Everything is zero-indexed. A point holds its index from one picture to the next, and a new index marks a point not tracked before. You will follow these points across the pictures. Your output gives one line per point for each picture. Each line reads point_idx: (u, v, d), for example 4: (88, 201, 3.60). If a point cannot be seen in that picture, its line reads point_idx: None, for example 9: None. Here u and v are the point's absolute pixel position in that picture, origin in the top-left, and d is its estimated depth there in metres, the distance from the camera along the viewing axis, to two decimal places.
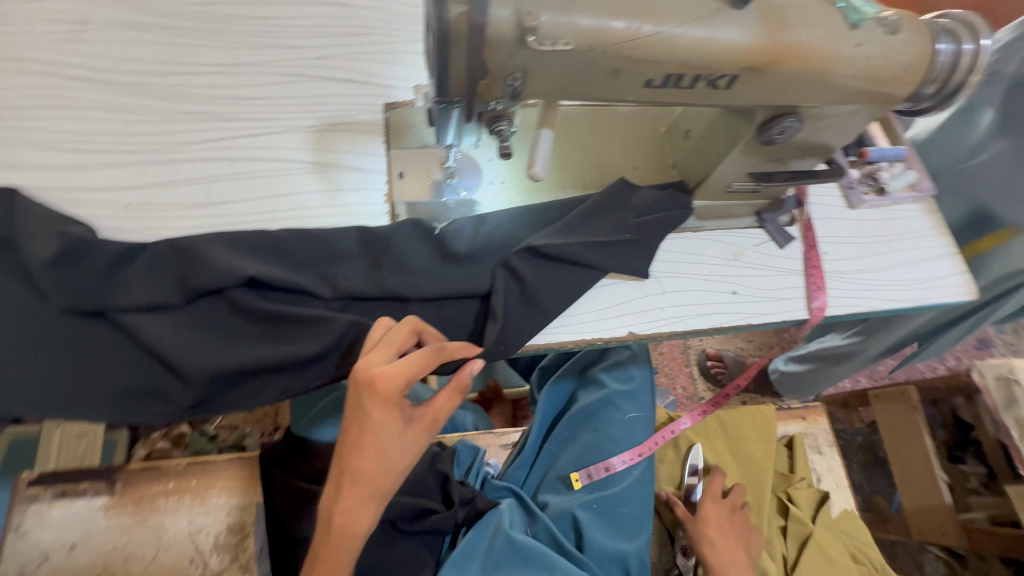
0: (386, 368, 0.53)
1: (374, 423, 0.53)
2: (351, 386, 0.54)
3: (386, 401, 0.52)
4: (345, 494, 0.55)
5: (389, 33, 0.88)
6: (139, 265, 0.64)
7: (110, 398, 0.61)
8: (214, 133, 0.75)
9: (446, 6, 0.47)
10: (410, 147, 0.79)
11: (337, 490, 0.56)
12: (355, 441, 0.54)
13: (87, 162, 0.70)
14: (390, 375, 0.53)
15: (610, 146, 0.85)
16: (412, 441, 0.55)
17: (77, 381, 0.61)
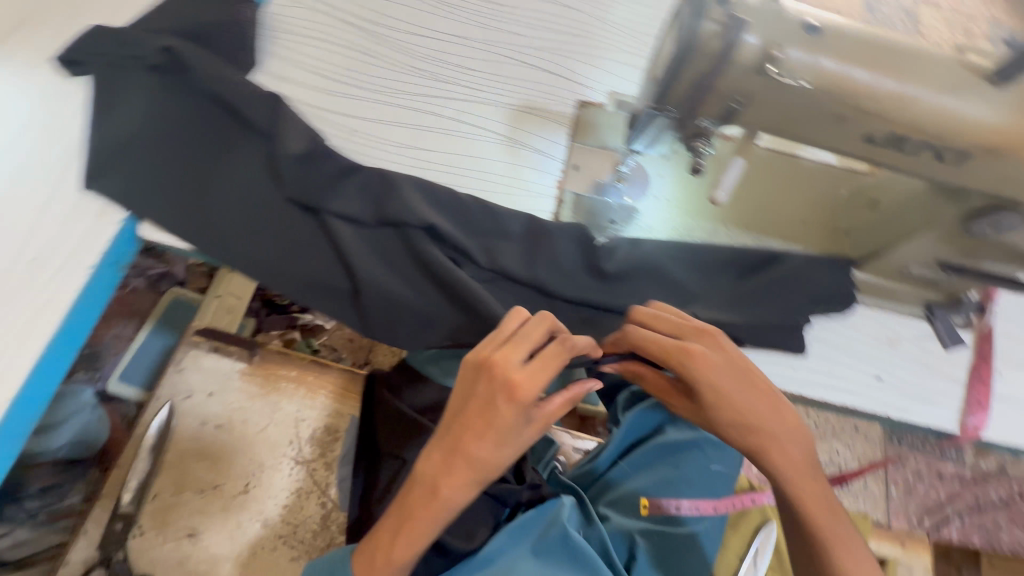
0: (526, 373, 0.58)
1: (504, 418, 0.58)
2: (486, 377, 0.59)
3: (521, 402, 0.58)
4: (451, 469, 0.60)
5: (600, 40, 0.94)
6: (355, 183, 0.76)
7: (294, 281, 0.72)
8: (432, 91, 0.86)
9: (702, 22, 0.51)
10: (592, 144, 0.84)
11: (442, 461, 0.61)
12: (477, 426, 0.59)
13: (332, 88, 0.84)
14: (529, 380, 0.58)
15: (782, 196, 0.84)
16: (526, 436, 0.60)
17: (277, 256, 0.72)
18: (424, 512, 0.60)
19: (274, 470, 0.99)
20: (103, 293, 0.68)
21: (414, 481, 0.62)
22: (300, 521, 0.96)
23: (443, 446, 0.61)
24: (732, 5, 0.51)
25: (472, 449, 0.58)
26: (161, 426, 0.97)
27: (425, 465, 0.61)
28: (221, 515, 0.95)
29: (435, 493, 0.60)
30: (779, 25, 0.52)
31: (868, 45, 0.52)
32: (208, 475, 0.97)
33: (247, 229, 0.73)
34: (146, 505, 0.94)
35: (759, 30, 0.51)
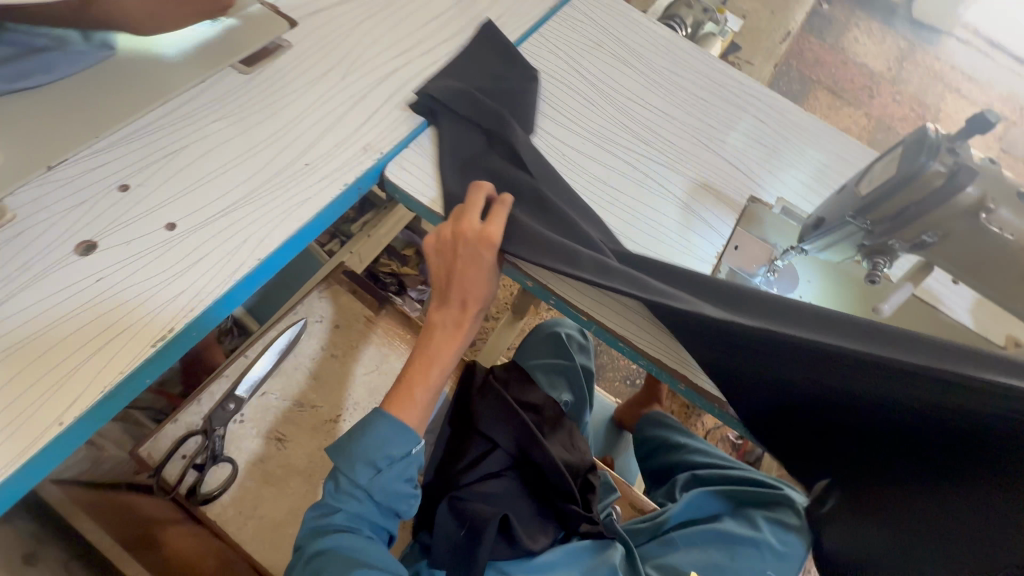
0: (477, 234, 0.76)
1: (467, 276, 0.77)
2: (456, 243, 0.77)
3: (476, 258, 0.76)
4: (456, 334, 0.81)
5: (780, 154, 1.07)
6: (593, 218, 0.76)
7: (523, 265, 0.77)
8: (633, 147, 1.00)
9: (933, 163, 0.61)
10: (755, 234, 0.94)
11: (456, 331, 0.81)
12: (458, 282, 0.79)
13: (555, 118, 0.99)
14: (480, 238, 0.76)
15: None
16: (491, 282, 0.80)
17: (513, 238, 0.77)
18: (445, 343, 0.80)
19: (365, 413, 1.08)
20: (341, 207, 0.81)
21: (431, 330, 0.81)
22: None
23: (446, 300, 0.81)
24: (959, 159, 0.61)
25: (470, 293, 0.78)
26: (293, 336, 1.07)
27: (436, 313, 0.81)
28: (310, 434, 1.03)
29: (445, 338, 0.80)
30: (995, 187, 0.61)
31: None
32: (312, 394, 1.07)
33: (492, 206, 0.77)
34: (253, 399, 1.03)
35: (977, 186, 0.61)
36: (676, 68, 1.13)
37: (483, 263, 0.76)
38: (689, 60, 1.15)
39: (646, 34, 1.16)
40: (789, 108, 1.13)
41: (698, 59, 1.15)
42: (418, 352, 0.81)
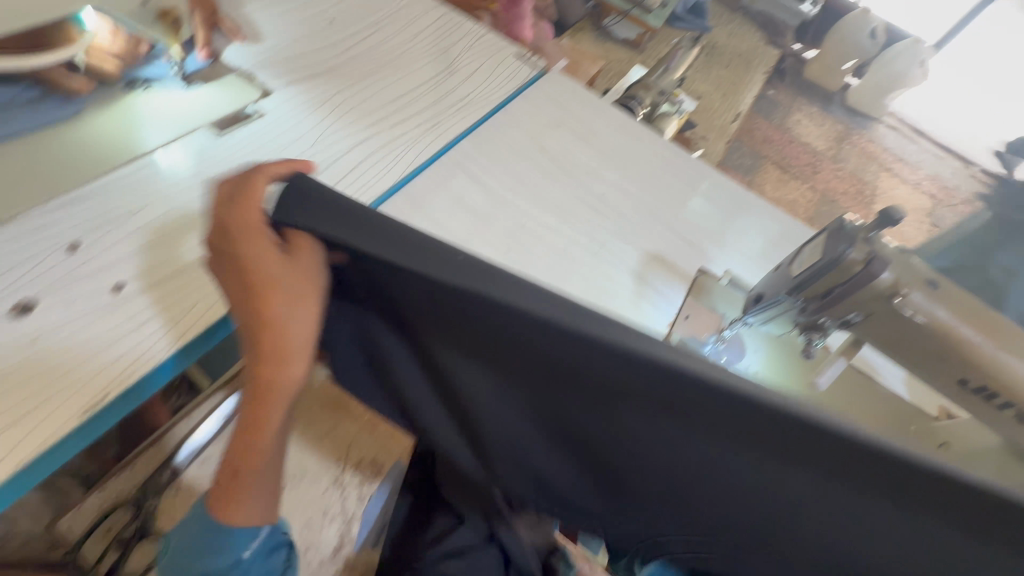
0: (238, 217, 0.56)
1: (261, 274, 0.54)
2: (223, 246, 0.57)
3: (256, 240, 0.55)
4: (261, 402, 0.60)
5: (726, 229, 1.15)
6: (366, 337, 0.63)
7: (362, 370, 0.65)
8: (590, 218, 1.06)
9: (851, 250, 0.66)
10: (704, 304, 0.99)
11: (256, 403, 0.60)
12: (251, 304, 0.55)
13: (517, 189, 1.05)
14: (243, 223, 0.55)
15: (866, 404, 0.90)
16: (308, 313, 0.57)
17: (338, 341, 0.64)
18: (268, 413, 0.61)
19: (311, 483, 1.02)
20: None
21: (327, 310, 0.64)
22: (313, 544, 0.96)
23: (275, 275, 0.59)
24: (874, 246, 0.67)
25: (262, 330, 0.56)
26: None
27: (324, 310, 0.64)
28: None
29: (264, 359, 0.58)
30: (907, 272, 0.66)
31: (976, 310, 0.65)
32: None
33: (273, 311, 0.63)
34: None
35: (893, 271, 0.66)
36: (630, 147, 1.21)
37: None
38: (643, 140, 1.24)
39: (603, 115, 1.25)
40: (733, 187, 1.22)
41: (651, 140, 1.25)
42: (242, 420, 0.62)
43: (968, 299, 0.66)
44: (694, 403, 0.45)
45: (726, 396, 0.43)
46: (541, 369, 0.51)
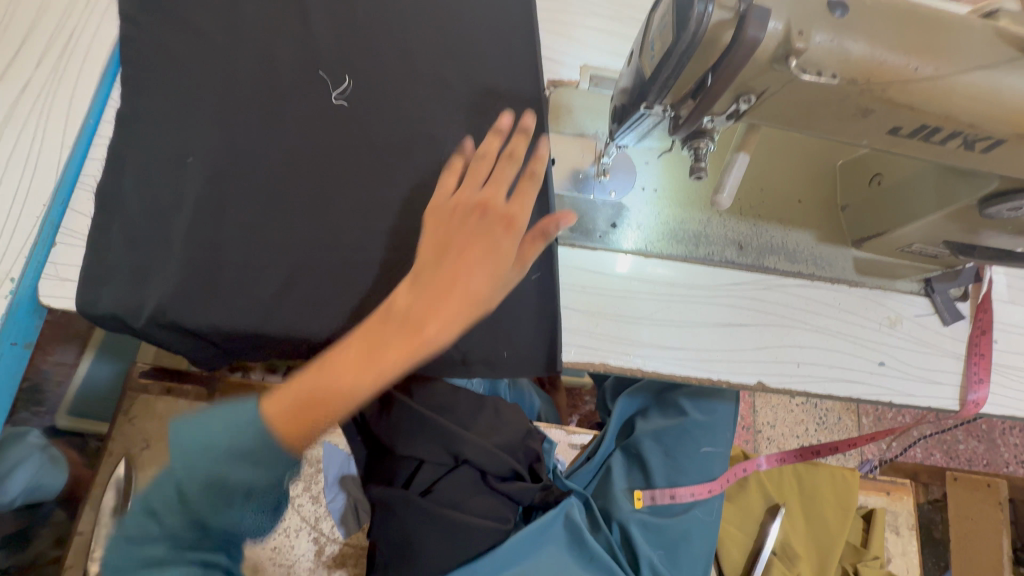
0: (404, 304, 0.58)
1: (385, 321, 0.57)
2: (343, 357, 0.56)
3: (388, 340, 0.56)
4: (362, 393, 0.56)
5: (564, 5, 0.83)
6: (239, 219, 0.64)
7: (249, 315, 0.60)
8: (372, 80, 0.72)
9: (712, 7, 0.42)
10: (567, 133, 0.76)
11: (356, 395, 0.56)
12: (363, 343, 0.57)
13: (245, 87, 0.68)
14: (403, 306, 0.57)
15: (776, 173, 0.78)
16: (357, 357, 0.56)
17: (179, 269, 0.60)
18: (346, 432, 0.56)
19: None
20: (8, 378, 0.57)
21: (339, 349, 0.56)
22: (294, 562, 0.91)
23: (350, 344, 0.56)
24: None
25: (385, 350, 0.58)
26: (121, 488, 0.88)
27: (342, 353, 0.55)
28: None
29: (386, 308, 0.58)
30: (799, 8, 0.43)
31: (897, 21, 0.44)
32: None
33: (245, 181, 0.66)
34: None
35: (780, 13, 0.43)
36: None
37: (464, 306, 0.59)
38: None
39: None
40: None
41: None
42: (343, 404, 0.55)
43: (884, 7, 0.45)
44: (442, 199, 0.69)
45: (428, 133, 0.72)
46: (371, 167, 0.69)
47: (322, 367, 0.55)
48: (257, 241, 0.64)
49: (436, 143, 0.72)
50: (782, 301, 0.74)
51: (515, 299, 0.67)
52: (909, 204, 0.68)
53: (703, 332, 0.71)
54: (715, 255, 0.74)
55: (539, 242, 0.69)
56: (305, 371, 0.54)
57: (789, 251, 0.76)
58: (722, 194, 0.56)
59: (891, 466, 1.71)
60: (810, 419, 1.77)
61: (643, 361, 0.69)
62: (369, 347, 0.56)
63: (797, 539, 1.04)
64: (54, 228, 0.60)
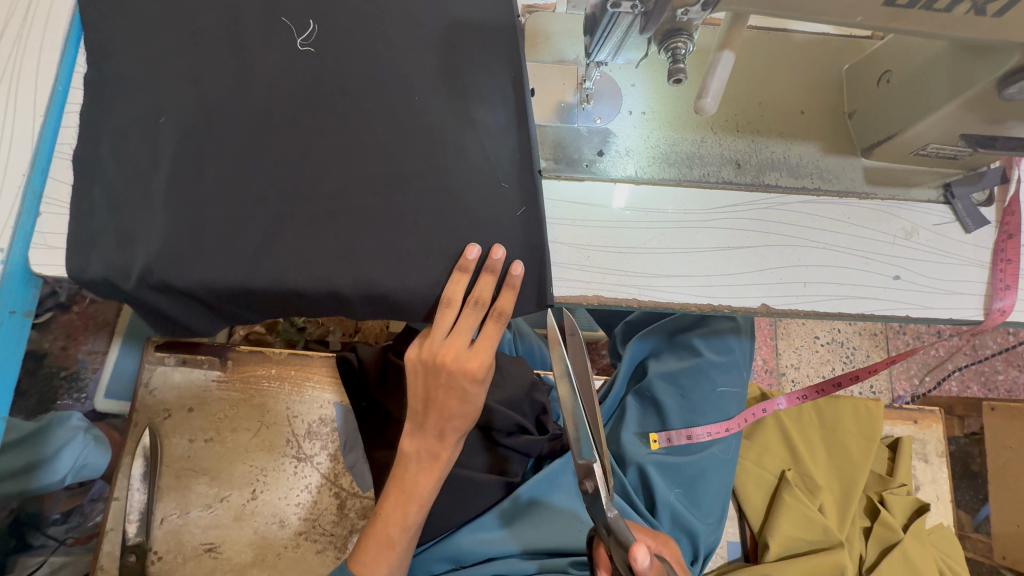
0: (447, 347, 0.66)
1: (438, 359, 0.67)
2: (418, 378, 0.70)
3: (443, 374, 0.67)
4: (435, 416, 0.70)
5: None
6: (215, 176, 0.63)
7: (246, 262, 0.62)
8: (336, 20, 0.69)
9: None
10: (546, 60, 0.72)
11: (431, 417, 0.70)
12: (427, 378, 0.69)
13: (208, 39, 0.66)
14: (449, 349, 0.66)
15: (775, 83, 0.73)
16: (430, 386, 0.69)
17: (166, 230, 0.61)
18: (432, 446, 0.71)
19: (279, 472, 0.96)
20: (13, 344, 0.59)
21: (405, 465, 0.73)
22: (317, 515, 0.94)
23: (421, 431, 0.71)
24: None
25: (449, 392, 0.68)
26: (148, 454, 0.91)
27: (410, 440, 0.72)
28: (236, 524, 0.93)
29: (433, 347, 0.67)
30: None
31: None
32: (212, 489, 0.93)
33: (216, 136, 0.64)
34: (155, 530, 0.90)
35: None
36: None
37: (493, 339, 0.67)
38: None
39: None
40: None
41: None
42: (425, 419, 0.71)
43: None
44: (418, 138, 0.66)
45: (400, 70, 0.69)
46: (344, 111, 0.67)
47: (412, 422, 0.72)
48: (235, 196, 0.63)
49: (409, 81, 0.69)
50: (785, 219, 0.70)
51: (501, 235, 0.65)
52: (921, 99, 0.62)
53: (702, 258, 0.68)
54: (711, 176, 0.70)
55: (522, 176, 0.67)
56: (387, 491, 0.73)
57: (792, 165, 0.71)
58: (705, 98, 0.53)
59: (924, 400, 1.65)
60: (836, 358, 1.72)
61: (639, 290, 0.67)
62: (433, 376, 0.68)
63: (819, 472, 1.01)
64: (37, 198, 0.61)
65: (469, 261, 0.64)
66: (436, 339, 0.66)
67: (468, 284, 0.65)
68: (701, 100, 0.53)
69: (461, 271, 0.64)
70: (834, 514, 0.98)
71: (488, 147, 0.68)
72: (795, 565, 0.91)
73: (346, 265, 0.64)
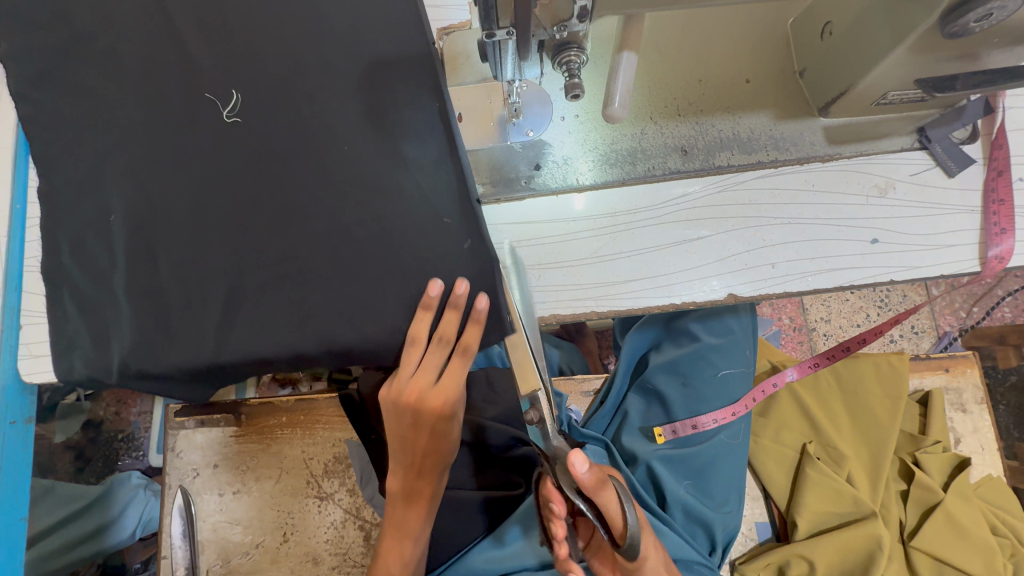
0: (418, 386, 0.67)
1: (410, 397, 0.67)
2: (394, 416, 0.71)
3: (418, 411, 0.68)
4: (418, 449, 0.73)
5: None
6: (165, 261, 0.65)
7: (211, 342, 0.64)
8: (246, 74, 0.67)
9: None
10: (469, 81, 0.69)
11: (414, 450, 0.73)
12: (402, 416, 0.70)
13: (133, 123, 0.67)
14: (420, 388, 0.67)
15: (715, 53, 0.68)
16: (408, 423, 0.70)
17: (132, 322, 0.64)
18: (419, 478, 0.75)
19: (304, 512, 1.00)
20: (21, 451, 0.64)
21: (394, 502, 0.78)
22: (346, 549, 0.99)
23: (406, 464, 0.74)
24: None
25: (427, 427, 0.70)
26: (184, 513, 0.97)
27: (398, 470, 0.76)
28: (274, 566, 0.98)
29: (404, 387, 0.67)
30: None
31: None
32: (247, 537, 0.99)
33: (159, 221, 0.66)
34: None
35: None
36: None
37: (460, 373, 0.67)
38: None
39: None
40: None
41: None
42: (409, 451, 0.73)
43: None
44: (348, 185, 0.65)
45: (320, 114, 0.66)
46: (274, 171, 0.66)
47: (396, 454, 0.75)
48: (185, 277, 0.65)
49: (330, 123, 0.66)
50: (744, 200, 0.66)
51: (448, 271, 0.64)
52: (866, 49, 0.57)
53: (659, 256, 0.65)
54: (657, 168, 0.67)
55: (462, 209, 0.63)
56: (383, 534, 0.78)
57: (743, 141, 0.67)
58: (612, 105, 0.49)
59: (975, 334, 1.53)
60: (868, 303, 1.59)
61: (597, 301, 0.65)
62: (406, 412, 0.69)
63: (843, 441, 0.97)
64: (17, 314, 0.66)
65: (429, 297, 0.63)
66: (406, 379, 0.67)
67: (430, 321, 0.64)
68: (608, 107, 0.50)
69: (422, 309, 0.63)
70: (865, 483, 0.94)
71: (423, 174, 0.65)
72: (825, 541, 0.88)
73: (301, 326, 0.64)
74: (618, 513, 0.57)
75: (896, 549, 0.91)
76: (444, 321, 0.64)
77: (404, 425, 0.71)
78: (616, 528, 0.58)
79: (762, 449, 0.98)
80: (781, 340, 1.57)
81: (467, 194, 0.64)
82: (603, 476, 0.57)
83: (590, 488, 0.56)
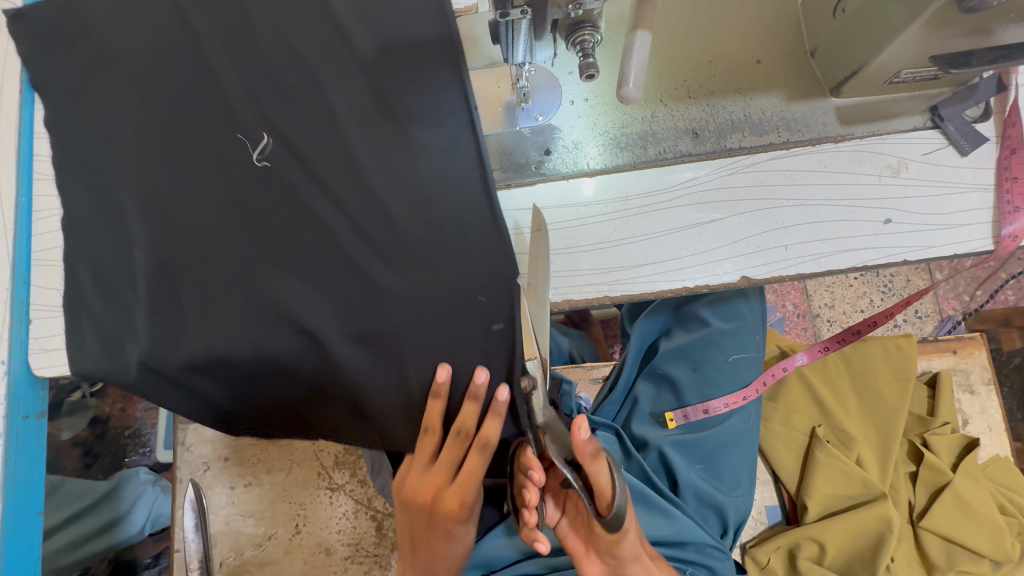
0: (434, 470, 0.63)
1: (426, 479, 0.64)
2: (408, 497, 0.67)
3: (432, 495, 0.64)
4: (429, 533, 0.69)
5: None
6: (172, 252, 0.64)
7: None
8: None
9: None
10: (477, 66, 0.68)
11: (425, 531, 0.69)
12: (415, 497, 0.66)
13: None
14: (436, 473, 0.63)
15: (725, 34, 0.68)
16: (420, 505, 0.66)
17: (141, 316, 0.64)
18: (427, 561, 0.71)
19: (316, 504, 1.01)
20: (35, 446, 0.64)
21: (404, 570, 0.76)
22: (359, 539, 0.99)
23: (418, 541, 0.71)
24: None
25: (440, 515, 0.65)
26: (196, 506, 0.96)
27: (411, 546, 0.73)
28: (287, 557, 0.99)
29: (419, 468, 0.64)
30: None
31: None
32: (259, 530, 0.99)
33: None
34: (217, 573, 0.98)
35: None
36: None
37: (479, 470, 0.60)
38: None
39: None
40: None
41: None
42: (420, 532, 0.70)
43: None
44: None
45: None
46: None
47: (410, 530, 0.72)
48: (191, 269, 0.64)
49: None
50: (756, 182, 0.66)
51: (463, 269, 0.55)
52: (880, 26, 0.56)
53: (671, 240, 0.65)
54: (668, 151, 0.66)
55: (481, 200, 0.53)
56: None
57: (754, 122, 0.66)
58: (627, 85, 0.49)
59: (978, 317, 1.53)
60: (873, 288, 1.59)
61: (610, 286, 0.65)
62: (420, 495, 0.65)
63: (853, 424, 0.97)
64: (26, 307, 0.65)
65: (439, 386, 0.56)
66: (422, 460, 0.63)
67: (447, 408, 0.58)
68: (622, 86, 0.49)
69: (435, 397, 0.57)
70: (874, 464, 0.94)
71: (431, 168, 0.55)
72: (836, 523, 0.88)
73: None
74: (607, 482, 0.57)
75: (905, 530, 0.91)
76: (462, 411, 0.57)
77: (417, 507, 0.67)
78: (606, 500, 0.58)
79: (775, 433, 0.99)
80: (785, 326, 1.57)
81: (482, 179, 0.54)
82: (596, 448, 0.57)
83: (581, 456, 0.56)
